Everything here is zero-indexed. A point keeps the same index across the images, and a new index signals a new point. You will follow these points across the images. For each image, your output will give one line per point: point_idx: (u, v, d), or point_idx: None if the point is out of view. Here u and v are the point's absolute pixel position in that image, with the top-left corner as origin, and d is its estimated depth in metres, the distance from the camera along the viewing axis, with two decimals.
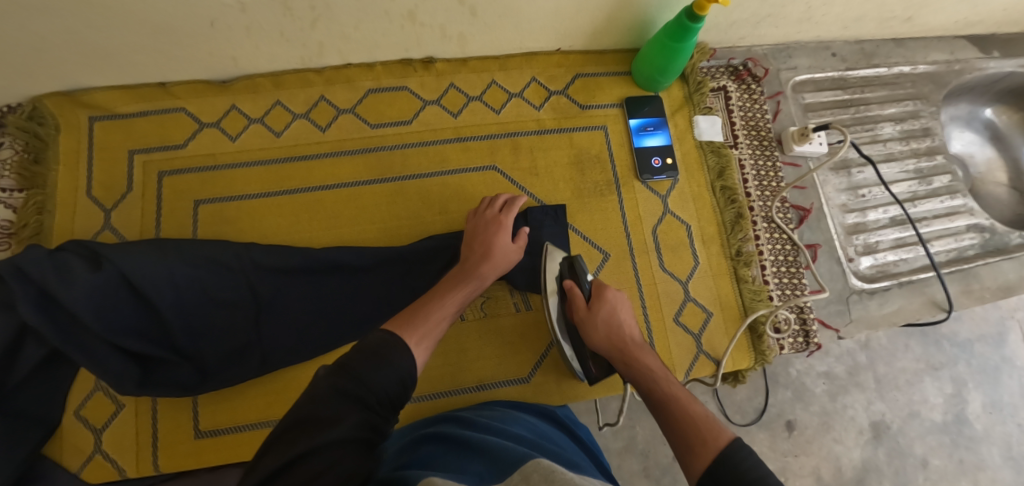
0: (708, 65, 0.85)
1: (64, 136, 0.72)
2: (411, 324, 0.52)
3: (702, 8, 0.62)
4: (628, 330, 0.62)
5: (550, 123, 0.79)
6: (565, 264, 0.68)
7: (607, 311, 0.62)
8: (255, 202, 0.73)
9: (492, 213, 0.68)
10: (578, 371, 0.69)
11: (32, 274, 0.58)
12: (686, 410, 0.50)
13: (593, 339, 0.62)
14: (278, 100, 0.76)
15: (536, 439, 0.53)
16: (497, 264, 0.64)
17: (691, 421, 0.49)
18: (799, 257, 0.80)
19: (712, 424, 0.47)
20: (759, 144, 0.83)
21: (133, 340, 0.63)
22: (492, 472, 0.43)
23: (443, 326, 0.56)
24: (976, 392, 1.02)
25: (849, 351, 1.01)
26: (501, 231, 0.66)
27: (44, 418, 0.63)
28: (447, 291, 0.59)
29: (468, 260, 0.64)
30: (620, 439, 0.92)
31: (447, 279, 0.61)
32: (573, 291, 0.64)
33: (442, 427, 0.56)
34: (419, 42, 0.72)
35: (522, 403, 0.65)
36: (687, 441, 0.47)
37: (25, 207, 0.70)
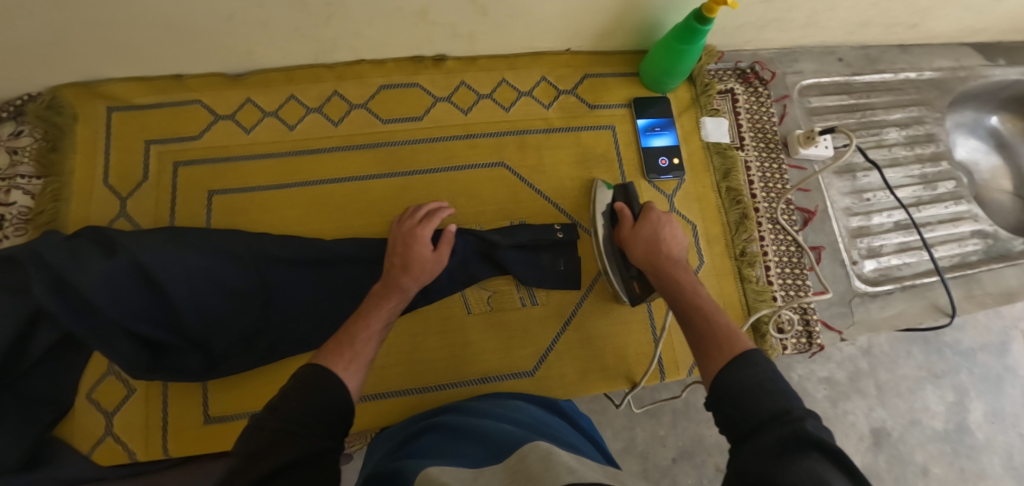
0: (715, 68, 0.86)
1: (81, 126, 0.74)
2: (339, 349, 0.49)
3: (711, 11, 0.63)
4: (668, 244, 0.61)
5: (558, 122, 0.80)
6: (619, 190, 0.72)
7: (650, 229, 0.63)
8: (267, 194, 0.74)
9: (411, 223, 0.66)
10: (622, 295, 0.70)
11: (51, 259, 0.59)
12: (712, 323, 0.50)
13: (632, 253, 0.63)
14: (291, 94, 0.77)
15: (537, 425, 0.54)
16: (421, 271, 0.62)
17: (709, 331, 0.50)
18: (803, 259, 0.81)
19: (730, 335, 0.48)
20: (764, 147, 0.84)
21: (145, 326, 0.64)
22: (491, 456, 0.44)
23: (373, 343, 0.53)
24: (977, 400, 1.03)
25: (851, 357, 1.01)
26: (418, 241, 0.64)
27: (55, 401, 0.65)
28: (373, 308, 0.57)
29: (389, 274, 0.61)
30: (620, 440, 0.94)
31: (370, 296, 0.59)
32: (623, 213, 0.67)
33: (444, 416, 0.58)
34: (430, 39, 0.74)
35: (525, 395, 0.66)
36: (705, 349, 0.48)
37: (42, 195, 0.71)
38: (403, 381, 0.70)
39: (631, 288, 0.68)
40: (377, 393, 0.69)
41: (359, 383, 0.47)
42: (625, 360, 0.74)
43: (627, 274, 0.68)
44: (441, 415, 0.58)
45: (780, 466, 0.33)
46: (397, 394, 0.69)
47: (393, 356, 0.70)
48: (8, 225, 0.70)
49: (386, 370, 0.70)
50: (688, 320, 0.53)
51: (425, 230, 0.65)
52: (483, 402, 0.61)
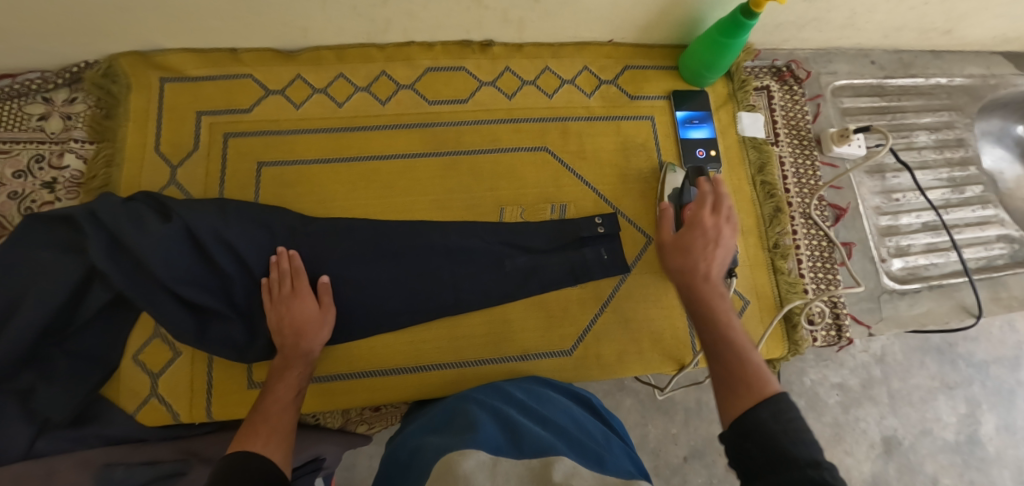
0: (752, 65, 0.88)
1: (135, 94, 0.75)
2: (256, 431, 0.51)
3: (758, 5, 0.65)
4: (716, 260, 0.56)
5: (599, 110, 0.82)
6: (693, 176, 0.72)
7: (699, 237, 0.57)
8: (314, 167, 0.75)
9: (282, 290, 0.65)
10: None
11: (108, 220, 0.63)
12: (740, 357, 0.47)
13: (674, 263, 0.58)
14: (340, 72, 0.78)
15: (566, 422, 0.55)
16: (316, 331, 0.65)
17: (738, 366, 0.46)
18: (834, 254, 0.82)
19: (762, 377, 0.44)
20: (798, 144, 0.86)
21: (193, 290, 0.65)
22: (509, 449, 0.46)
23: (289, 415, 0.56)
24: (990, 414, 1.03)
25: (863, 365, 1.02)
26: (300, 299, 0.65)
27: (103, 360, 0.66)
28: (276, 382, 0.60)
29: (285, 346, 0.63)
30: (632, 437, 0.95)
31: (271, 373, 0.61)
32: (666, 212, 0.62)
33: (477, 396, 0.59)
34: (480, 24, 0.75)
35: (559, 385, 0.67)
36: (730, 381, 0.45)
37: (96, 159, 0.73)
38: (442, 355, 0.71)
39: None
40: (416, 366, 0.71)
41: (284, 452, 0.51)
42: (661, 343, 0.75)
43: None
44: (480, 397, 0.59)
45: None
46: (436, 367, 0.71)
47: (435, 332, 0.72)
48: (61, 188, 0.73)
49: (427, 343, 0.71)
50: (715, 348, 0.49)
51: (303, 289, 0.65)
52: (518, 390, 0.61)
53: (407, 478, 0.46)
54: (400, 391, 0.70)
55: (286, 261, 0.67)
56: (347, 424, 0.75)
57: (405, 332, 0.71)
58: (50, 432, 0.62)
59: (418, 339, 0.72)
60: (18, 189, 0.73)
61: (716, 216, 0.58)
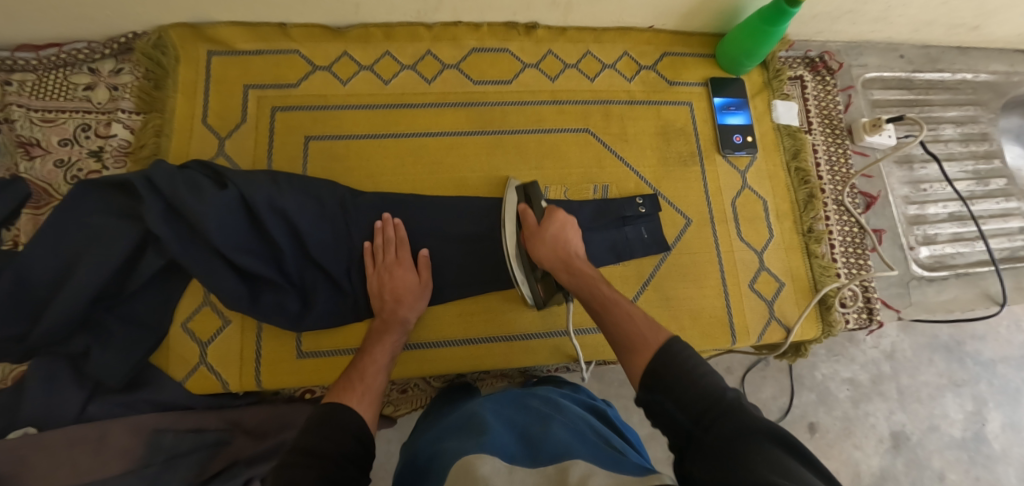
0: (786, 55, 0.90)
1: (184, 67, 0.75)
2: (351, 388, 0.54)
3: None
4: (573, 246, 0.66)
5: (640, 94, 0.83)
6: (520, 191, 0.72)
7: (556, 228, 0.66)
8: (361, 142, 0.76)
9: (389, 257, 0.68)
10: (528, 298, 0.69)
11: (165, 187, 0.63)
12: (634, 322, 0.54)
13: (541, 257, 0.65)
14: (387, 50, 0.79)
15: (583, 427, 0.54)
16: (412, 300, 0.67)
17: (630, 328, 0.53)
18: (865, 240, 0.84)
19: (653, 329, 0.52)
20: (831, 133, 0.88)
21: (246, 258, 0.66)
22: (525, 457, 0.45)
23: (382, 375, 0.59)
24: (997, 412, 1.04)
25: (873, 360, 1.04)
26: (401, 267, 0.68)
27: (154, 326, 0.67)
28: (376, 343, 0.62)
29: (384, 310, 0.66)
30: (646, 426, 0.96)
31: (371, 334, 0.64)
32: (526, 213, 0.69)
33: (497, 405, 0.57)
34: (528, 6, 0.76)
35: (571, 394, 0.67)
36: (631, 343, 0.52)
37: (145, 129, 0.74)
38: (489, 328, 0.73)
39: (536, 290, 0.68)
40: (465, 338, 0.72)
41: (373, 411, 0.54)
42: (699, 322, 0.76)
43: (532, 276, 0.68)
44: (489, 404, 0.58)
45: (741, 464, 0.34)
46: (483, 340, 0.72)
47: (482, 306, 0.73)
48: (109, 157, 0.73)
49: (475, 317, 0.73)
50: (608, 319, 0.57)
51: (403, 258, 0.68)
52: (530, 397, 0.60)
53: (428, 482, 0.45)
54: (449, 363, 0.71)
55: (389, 229, 0.70)
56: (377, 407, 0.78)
57: (452, 304, 0.73)
58: (99, 397, 0.64)
59: (467, 312, 0.73)
60: (64, 157, 0.73)
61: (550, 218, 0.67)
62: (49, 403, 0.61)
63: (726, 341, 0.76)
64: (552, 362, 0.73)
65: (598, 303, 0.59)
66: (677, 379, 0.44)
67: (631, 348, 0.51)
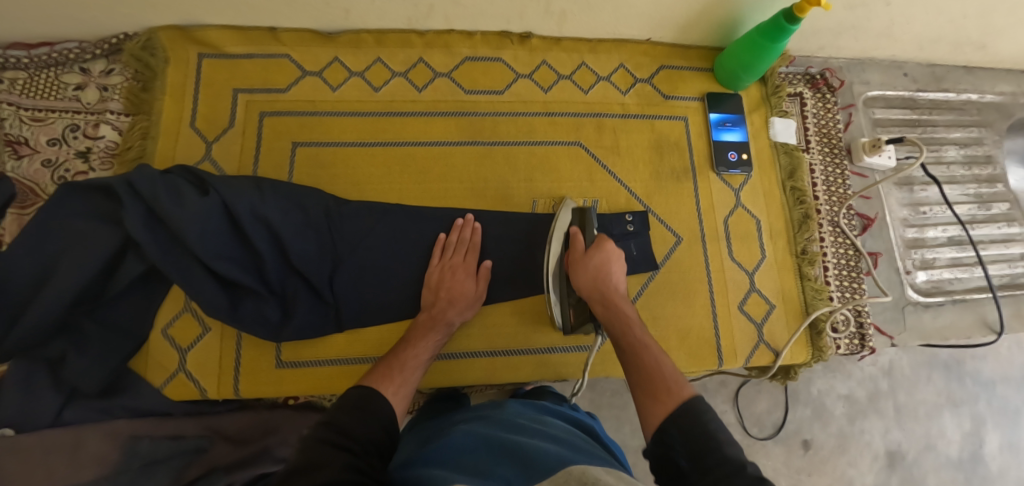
0: (786, 71, 0.88)
1: (172, 69, 0.75)
2: (389, 377, 0.56)
3: (802, 10, 0.65)
4: (615, 282, 0.64)
5: (634, 108, 0.82)
6: (575, 214, 0.71)
7: (601, 260, 0.64)
8: (348, 149, 0.75)
9: (458, 258, 0.69)
10: (557, 319, 0.68)
11: (144, 192, 0.64)
12: (660, 366, 0.53)
13: (580, 284, 0.64)
14: (378, 57, 0.78)
15: (569, 438, 0.52)
16: (463, 301, 0.67)
17: (656, 372, 0.52)
18: (860, 264, 0.82)
19: (677, 380, 0.50)
20: (829, 152, 0.86)
21: (226, 265, 0.65)
22: (518, 477, 0.42)
23: (419, 371, 0.60)
24: (995, 433, 1.02)
25: (872, 377, 1.01)
26: (463, 271, 0.69)
27: (133, 332, 0.66)
28: (419, 337, 0.63)
29: (434, 306, 0.66)
30: (638, 437, 0.92)
31: (416, 327, 0.65)
32: (576, 237, 0.67)
33: (482, 426, 0.54)
34: (522, 15, 0.75)
35: (558, 409, 0.63)
36: (654, 391, 0.50)
37: (132, 131, 0.74)
38: (470, 343, 0.72)
39: (567, 315, 0.67)
40: (447, 353, 0.71)
41: (404, 404, 0.55)
42: (686, 341, 0.75)
43: (567, 299, 0.67)
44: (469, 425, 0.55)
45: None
46: (464, 355, 0.71)
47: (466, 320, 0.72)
48: (95, 158, 0.73)
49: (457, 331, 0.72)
50: (632, 364, 0.55)
51: (463, 258, 0.69)
52: (512, 413, 0.58)
53: None
54: (428, 377, 0.70)
55: (467, 231, 0.71)
56: None
57: None
58: (76, 402, 0.65)
59: None
60: (51, 157, 0.73)
61: (597, 252, 0.65)
62: (25, 406, 0.62)
63: (713, 361, 0.75)
64: (533, 378, 0.72)
65: (627, 343, 0.57)
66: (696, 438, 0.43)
67: (650, 394, 0.50)
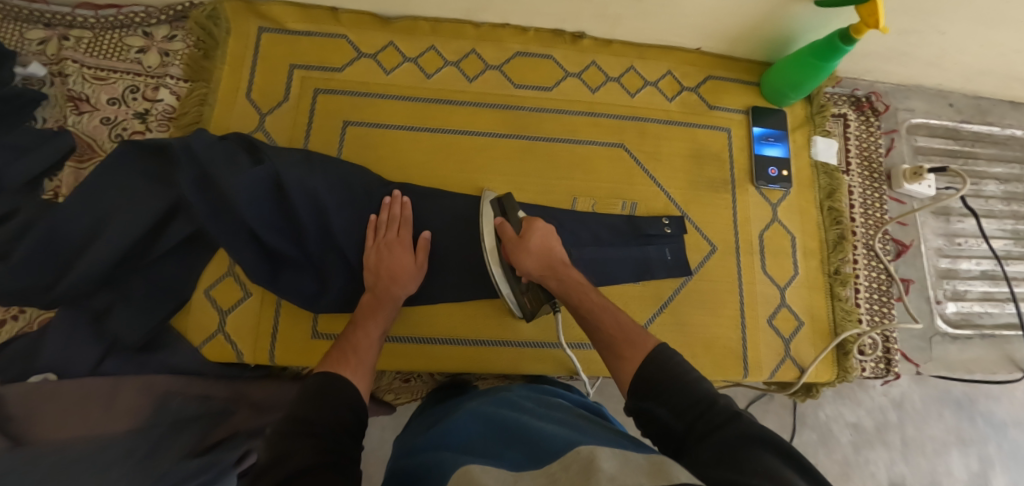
0: (832, 91, 0.88)
1: (233, 40, 0.77)
2: (343, 362, 0.54)
3: (857, 32, 0.65)
4: (556, 258, 0.65)
5: (678, 115, 0.82)
6: (495, 204, 0.70)
7: (537, 239, 0.65)
8: (396, 132, 0.76)
9: (392, 235, 0.68)
10: (516, 310, 0.69)
11: (201, 157, 0.65)
12: (620, 327, 0.56)
13: (524, 270, 0.64)
14: (432, 45, 0.79)
15: (584, 419, 0.50)
16: (405, 276, 0.66)
17: (619, 334, 0.55)
18: (891, 289, 0.82)
19: (639, 334, 0.54)
20: (869, 176, 0.86)
21: (271, 234, 0.67)
22: (529, 460, 0.41)
23: (375, 350, 0.58)
24: (1003, 476, 0.99)
25: (880, 408, 0.99)
26: (400, 246, 0.68)
27: (177, 291, 0.68)
28: (368, 317, 0.62)
29: (377, 286, 0.65)
30: None
31: (361, 310, 0.63)
32: (503, 226, 0.67)
33: (492, 408, 0.54)
34: (578, 15, 0.76)
35: (568, 393, 0.65)
36: (618, 349, 0.54)
37: (190, 97, 0.76)
38: (501, 332, 0.73)
39: (522, 303, 0.68)
40: (477, 340, 0.73)
41: (366, 384, 0.53)
42: (713, 350, 0.75)
43: (517, 288, 0.67)
44: (476, 412, 0.55)
45: (737, 469, 0.34)
46: (492, 344, 0.73)
47: (497, 309, 0.74)
48: (153, 120, 0.75)
49: (489, 319, 0.73)
50: (597, 335, 0.58)
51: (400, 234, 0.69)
52: (524, 398, 0.57)
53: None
54: (458, 362, 0.72)
55: (397, 207, 0.70)
56: (377, 393, 0.80)
57: (469, 304, 0.74)
58: (117, 354, 0.66)
59: (481, 314, 0.74)
60: (111, 115, 0.75)
61: (528, 233, 0.65)
62: (68, 353, 0.64)
63: (738, 372, 0.75)
64: (556, 371, 0.74)
65: (586, 307, 0.60)
66: (667, 381, 0.47)
67: (619, 347, 0.54)
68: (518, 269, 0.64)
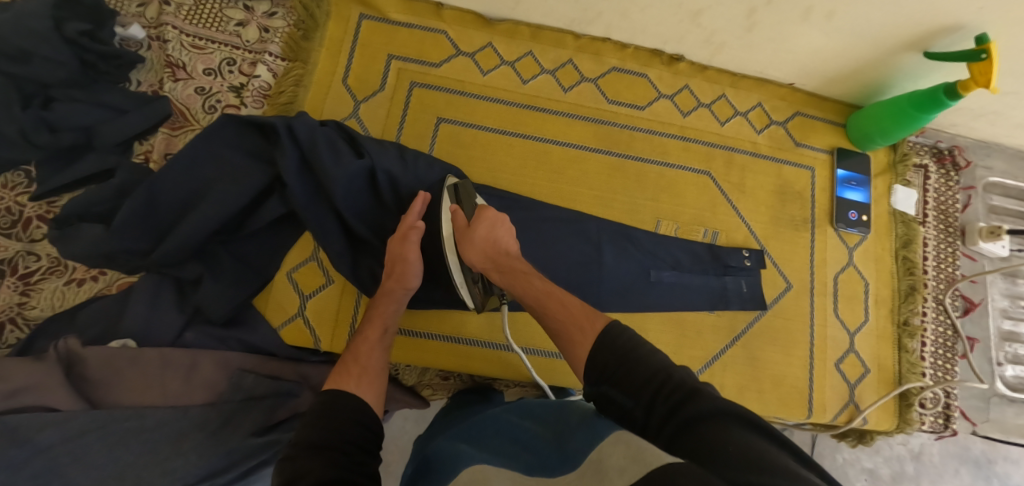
0: (915, 141, 0.88)
1: (333, 24, 0.77)
2: (347, 372, 0.53)
3: (964, 88, 0.63)
4: (501, 245, 0.61)
5: (765, 149, 0.82)
6: (451, 191, 0.67)
7: (484, 226, 0.61)
8: (489, 135, 0.76)
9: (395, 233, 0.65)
10: (466, 301, 0.66)
11: (302, 139, 0.64)
12: (568, 306, 0.52)
13: (467, 255, 0.60)
14: (530, 50, 0.79)
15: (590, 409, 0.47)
16: (403, 274, 0.62)
17: (567, 314, 0.51)
18: (956, 346, 0.82)
19: (590, 313, 0.50)
20: (943, 230, 0.86)
21: (361, 225, 0.67)
22: (545, 462, 0.38)
23: (379, 356, 0.57)
24: None
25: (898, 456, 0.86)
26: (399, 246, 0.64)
27: (262, 270, 0.68)
28: (370, 325, 0.60)
29: (383, 291, 0.62)
30: None
31: (366, 316, 0.61)
32: (457, 213, 0.63)
33: (499, 425, 0.50)
34: (681, 39, 0.75)
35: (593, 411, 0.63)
36: (570, 333, 0.49)
37: (287, 76, 0.75)
38: None
39: (474, 293, 0.65)
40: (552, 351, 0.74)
41: (374, 390, 0.52)
42: (779, 388, 0.75)
43: (469, 277, 0.64)
44: (484, 428, 0.51)
45: (709, 454, 0.30)
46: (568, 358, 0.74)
47: None
48: (249, 96, 0.75)
49: None
50: (542, 315, 0.53)
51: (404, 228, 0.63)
52: (529, 407, 0.53)
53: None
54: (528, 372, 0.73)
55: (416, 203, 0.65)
56: (417, 385, 0.75)
57: None
58: (197, 326, 0.65)
59: None
60: (205, 86, 0.75)
61: (474, 222, 0.62)
62: (150, 321, 0.63)
63: (799, 412, 0.75)
64: None
65: (533, 297, 0.55)
66: (622, 359, 0.42)
67: (568, 331, 0.49)
68: (465, 259, 0.61)
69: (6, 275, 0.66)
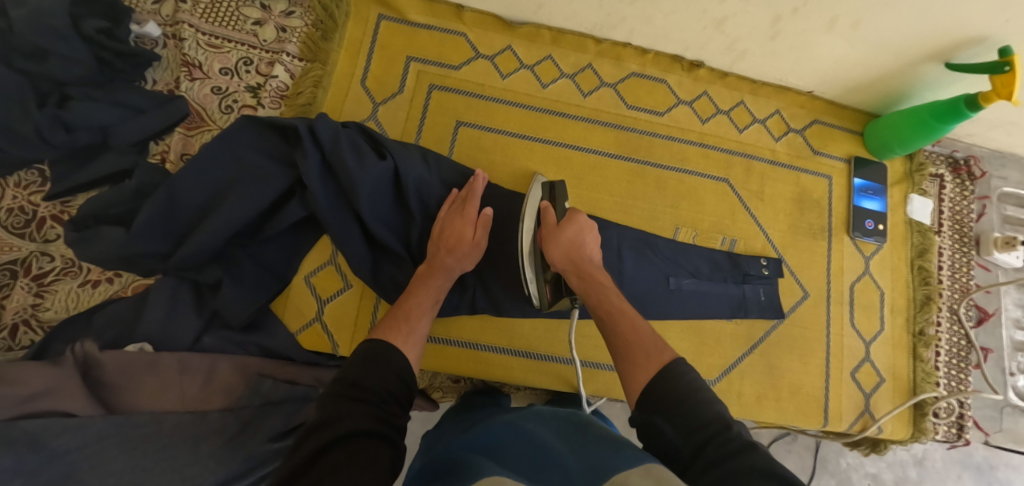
0: (931, 150, 0.89)
1: (352, 25, 0.76)
2: (394, 328, 0.52)
3: (986, 99, 0.63)
4: (586, 254, 0.59)
5: (784, 156, 0.82)
6: (545, 188, 0.66)
7: (574, 230, 0.59)
8: (509, 139, 0.76)
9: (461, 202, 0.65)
10: (532, 297, 0.62)
11: (325, 143, 0.64)
12: (637, 331, 0.52)
13: (551, 257, 0.58)
14: (550, 54, 0.78)
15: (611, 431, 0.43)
16: (465, 257, 0.61)
17: (632, 338, 0.51)
18: (970, 355, 0.82)
19: (658, 344, 0.49)
20: (958, 240, 0.86)
21: (383, 230, 0.66)
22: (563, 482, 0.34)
23: (425, 320, 0.56)
24: None
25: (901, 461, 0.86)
26: (461, 215, 0.63)
27: (281, 274, 0.68)
28: (419, 286, 0.59)
29: (435, 255, 0.61)
30: None
31: (416, 278, 0.60)
32: (548, 211, 0.61)
33: (512, 430, 0.47)
34: (703, 46, 0.75)
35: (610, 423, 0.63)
36: (634, 357, 0.49)
37: (305, 77, 0.74)
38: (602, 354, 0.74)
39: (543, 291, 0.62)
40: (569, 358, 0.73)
41: (414, 353, 0.51)
42: (796, 397, 0.75)
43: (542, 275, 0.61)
44: (496, 432, 0.47)
45: None
46: (586, 365, 0.73)
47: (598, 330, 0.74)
48: (266, 96, 0.74)
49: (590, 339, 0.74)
50: (610, 334, 0.54)
51: (469, 211, 0.63)
52: (546, 414, 0.49)
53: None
54: (544, 379, 0.72)
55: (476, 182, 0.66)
56: (427, 388, 0.75)
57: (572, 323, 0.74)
58: (214, 330, 0.65)
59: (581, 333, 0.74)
60: (222, 85, 0.74)
61: (564, 226, 0.59)
62: (169, 324, 0.63)
63: (814, 419, 0.75)
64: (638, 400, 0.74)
65: (604, 312, 0.55)
66: (676, 401, 0.42)
67: (631, 360, 0.49)
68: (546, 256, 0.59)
69: (19, 275, 0.65)
